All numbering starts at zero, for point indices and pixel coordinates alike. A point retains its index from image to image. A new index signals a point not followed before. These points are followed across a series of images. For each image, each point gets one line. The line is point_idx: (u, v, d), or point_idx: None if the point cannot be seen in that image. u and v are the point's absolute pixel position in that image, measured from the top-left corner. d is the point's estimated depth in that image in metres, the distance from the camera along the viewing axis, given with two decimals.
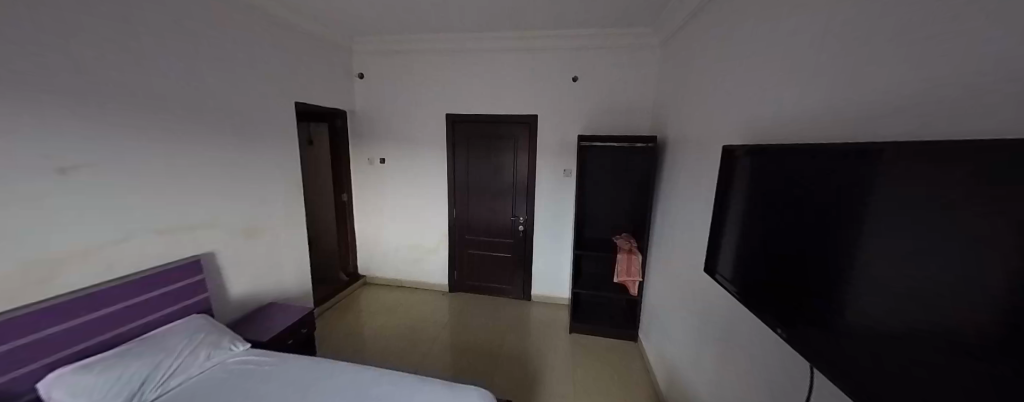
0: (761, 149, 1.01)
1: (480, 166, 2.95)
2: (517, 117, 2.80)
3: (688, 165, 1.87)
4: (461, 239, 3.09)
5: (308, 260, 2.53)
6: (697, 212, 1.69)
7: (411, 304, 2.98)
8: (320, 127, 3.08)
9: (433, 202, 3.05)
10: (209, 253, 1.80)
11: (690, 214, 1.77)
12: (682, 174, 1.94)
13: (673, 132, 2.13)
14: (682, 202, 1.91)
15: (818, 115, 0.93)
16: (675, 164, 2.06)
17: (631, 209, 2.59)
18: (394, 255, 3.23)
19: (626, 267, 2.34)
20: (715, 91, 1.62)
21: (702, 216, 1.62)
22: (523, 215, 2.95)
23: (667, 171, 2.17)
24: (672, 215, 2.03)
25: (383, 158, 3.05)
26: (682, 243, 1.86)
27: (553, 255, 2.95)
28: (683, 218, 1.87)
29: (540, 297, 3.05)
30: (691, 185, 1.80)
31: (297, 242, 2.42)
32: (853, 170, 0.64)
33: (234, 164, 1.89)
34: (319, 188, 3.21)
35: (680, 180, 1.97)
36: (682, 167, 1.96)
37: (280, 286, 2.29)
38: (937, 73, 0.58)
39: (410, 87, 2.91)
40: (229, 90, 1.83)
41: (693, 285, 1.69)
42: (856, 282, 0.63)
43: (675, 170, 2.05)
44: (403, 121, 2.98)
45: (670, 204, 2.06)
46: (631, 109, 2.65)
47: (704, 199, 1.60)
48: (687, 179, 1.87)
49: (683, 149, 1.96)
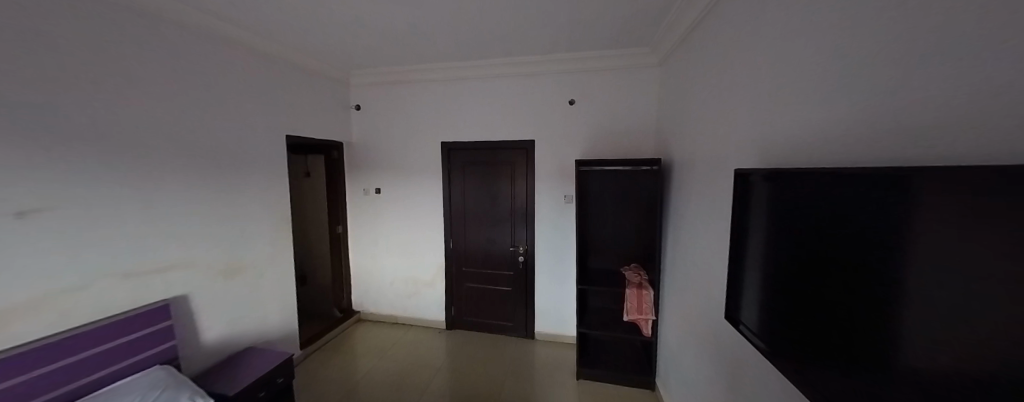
0: (776, 174, 0.85)
1: (477, 193, 2.84)
2: (515, 143, 2.72)
3: (699, 189, 1.68)
4: (458, 271, 2.90)
5: (293, 299, 2.39)
6: (712, 243, 1.47)
7: (405, 344, 2.73)
8: (317, 158, 3.09)
9: (428, 231, 2.92)
10: (181, 296, 1.70)
11: (705, 244, 1.55)
12: (693, 198, 1.74)
13: (680, 152, 1.95)
14: (695, 231, 1.68)
15: (840, 132, 0.76)
16: (684, 187, 1.87)
17: (639, 237, 2.36)
18: (388, 290, 3.03)
19: (637, 304, 2.06)
20: (721, 109, 1.48)
21: (721, 248, 1.38)
22: (522, 245, 2.76)
23: (676, 195, 1.98)
24: (685, 244, 1.80)
25: (379, 188, 2.99)
26: (698, 278, 1.61)
27: (557, 287, 2.70)
28: (697, 247, 1.64)
29: (545, 336, 2.77)
30: (703, 212, 1.60)
31: (281, 280, 2.30)
32: (887, 203, 0.50)
33: (212, 201, 1.85)
34: (313, 219, 3.12)
35: (691, 205, 1.76)
36: (692, 192, 1.76)
37: (260, 330, 2.13)
38: (1003, 75, 0.42)
39: (407, 117, 2.92)
40: (211, 127, 1.84)
41: (714, 329, 1.42)
42: (921, 357, 0.45)
43: (685, 193, 1.86)
44: (399, 151, 2.96)
45: (683, 233, 1.84)
46: (630, 130, 2.52)
47: (721, 228, 1.39)
48: (699, 204, 1.66)
49: (692, 171, 1.77)
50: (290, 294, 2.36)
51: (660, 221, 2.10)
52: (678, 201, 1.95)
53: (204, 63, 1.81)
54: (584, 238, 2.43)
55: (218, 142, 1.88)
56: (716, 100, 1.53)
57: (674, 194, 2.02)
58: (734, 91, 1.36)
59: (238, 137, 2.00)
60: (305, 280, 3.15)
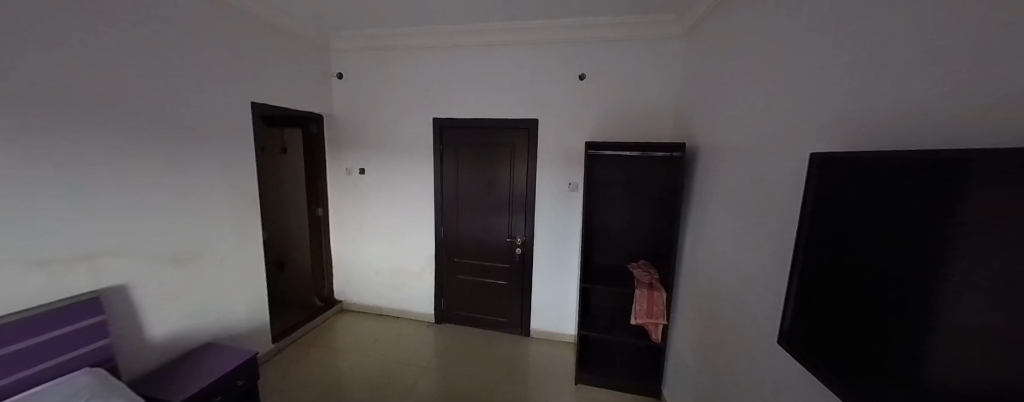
0: (855, 158, 0.59)
1: (472, 177, 2.56)
2: (515, 122, 2.42)
3: (726, 180, 1.43)
4: (449, 262, 2.66)
5: (262, 290, 2.13)
6: (742, 246, 1.24)
7: (390, 339, 2.52)
8: (294, 132, 2.76)
9: (418, 218, 2.66)
10: (117, 286, 1.44)
11: (733, 246, 1.31)
12: (717, 191, 1.50)
13: (704, 136, 1.69)
14: (719, 229, 1.45)
15: (953, 93, 0.51)
16: (708, 178, 1.62)
17: (649, 231, 2.13)
18: (374, 280, 2.79)
19: (647, 307, 1.84)
20: (756, 84, 1.22)
21: (755, 251, 1.15)
22: (519, 236, 2.52)
23: (699, 187, 1.72)
24: (706, 243, 1.57)
25: (363, 168, 2.70)
26: (721, 283, 1.38)
27: (557, 283, 2.50)
28: (721, 248, 1.41)
29: (541, 334, 2.58)
30: (731, 207, 1.35)
31: (249, 268, 2.05)
32: None
33: (157, 176, 1.57)
34: (289, 201, 2.81)
35: (715, 199, 1.52)
36: (717, 183, 1.51)
37: (223, 324, 1.89)
38: None
39: (396, 89, 2.59)
40: (153, 87, 1.53)
41: (742, 347, 1.20)
42: None
43: (708, 184, 1.61)
44: (387, 128, 2.64)
45: (704, 230, 1.61)
46: (644, 112, 2.23)
47: (757, 229, 1.14)
48: (725, 198, 1.42)
49: (718, 159, 1.51)
50: (259, 285, 2.11)
51: (677, 215, 1.86)
52: (700, 193, 1.69)
53: (139, 6, 1.46)
54: (589, 231, 2.19)
55: (163, 105, 1.57)
56: (752, 72, 1.26)
57: (695, 185, 1.77)
58: (774, 59, 1.10)
59: (189, 101, 1.68)
60: (282, 267, 2.89)
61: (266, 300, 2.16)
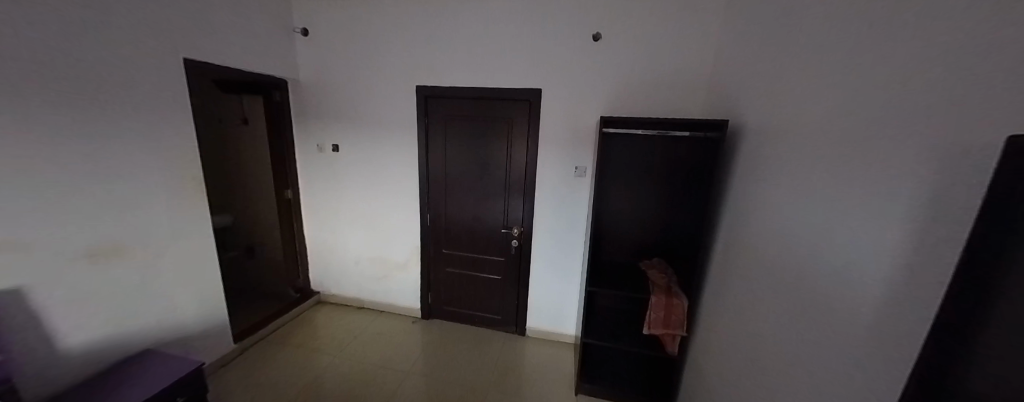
0: None
1: (462, 157, 2.20)
2: (515, 93, 2.02)
3: (769, 168, 1.11)
4: (436, 253, 2.36)
5: (216, 287, 1.84)
6: (790, 255, 0.94)
7: (371, 336, 2.29)
8: (254, 100, 2.33)
9: (402, 203, 2.32)
10: (13, 292, 1.14)
11: (776, 254, 1.02)
12: (760, 181, 1.18)
13: (742, 112, 1.34)
14: (757, 231, 1.15)
15: None
16: (748, 165, 1.29)
17: (667, 226, 1.82)
18: (353, 271, 2.51)
19: (664, 315, 1.57)
20: (814, 40, 0.89)
21: (806, 265, 0.86)
22: (516, 226, 2.22)
23: (736, 176, 1.39)
24: (741, 247, 1.27)
25: (336, 144, 2.32)
26: (753, 297, 1.11)
27: (556, 279, 2.23)
28: (759, 254, 1.12)
29: (537, 332, 2.35)
30: (775, 206, 1.05)
31: (193, 264, 1.72)
32: None
33: (57, 149, 1.21)
34: (253, 181, 2.45)
35: (756, 192, 1.20)
36: (759, 173, 1.19)
37: (162, 328, 1.61)
38: None
39: (373, 49, 2.16)
40: (39, 28, 1.14)
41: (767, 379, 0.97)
42: None
43: (749, 173, 1.28)
44: (363, 97, 2.24)
45: (739, 230, 1.30)
46: (668, 81, 1.84)
47: (800, 237, 0.87)
48: (768, 192, 1.11)
49: (762, 140, 1.18)
50: (210, 283, 1.81)
51: (705, 209, 1.54)
52: (738, 184, 1.37)
53: None
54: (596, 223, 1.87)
55: (55, 55, 1.19)
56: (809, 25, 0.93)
57: (732, 173, 1.43)
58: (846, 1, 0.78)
59: (94, 50, 1.29)
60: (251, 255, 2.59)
61: (222, 298, 1.88)
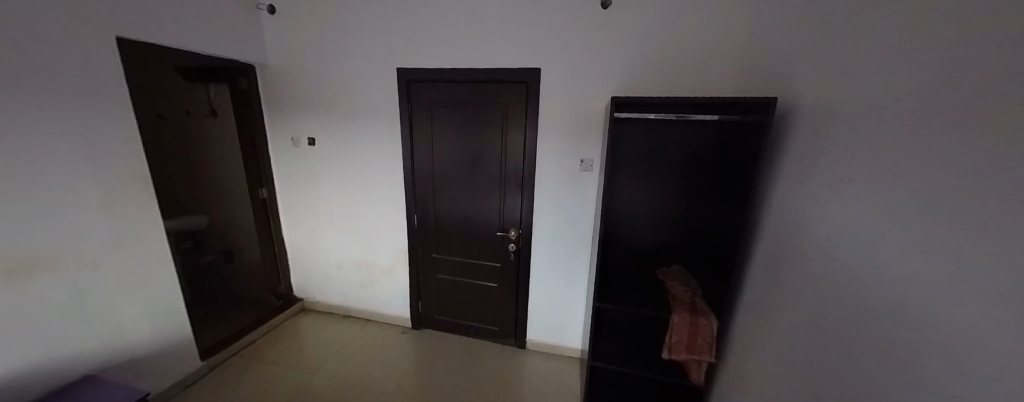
0: None
1: (452, 150, 1.93)
2: (510, 74, 1.73)
3: (834, 153, 0.83)
4: (425, 258, 2.12)
5: (170, 298, 1.65)
6: (855, 277, 0.68)
7: (355, 348, 2.08)
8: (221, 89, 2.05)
9: (386, 203, 2.08)
10: None
11: (835, 274, 0.76)
12: (814, 174, 0.90)
13: (792, 86, 1.04)
14: (815, 239, 0.87)
15: None
16: (801, 153, 1.00)
17: (688, 229, 1.54)
18: (337, 276, 2.30)
19: (688, 338, 1.31)
20: None
21: (872, 290, 0.61)
22: (512, 228, 1.96)
23: (780, 169, 1.10)
24: (786, 260, 0.99)
25: (312, 138, 2.08)
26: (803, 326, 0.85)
27: (558, 287, 1.98)
28: (814, 269, 0.85)
29: (538, 346, 2.11)
30: (839, 208, 0.78)
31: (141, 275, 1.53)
32: None
33: None
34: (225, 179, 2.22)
35: (806, 188, 0.93)
36: (812, 162, 0.91)
37: (104, 348, 1.42)
38: None
39: (347, 28, 1.89)
40: None
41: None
42: None
43: (795, 164, 1.00)
44: (339, 83, 1.98)
45: (784, 238, 1.02)
46: (694, 53, 1.50)
47: (875, 253, 0.62)
48: (828, 187, 0.83)
49: (824, 117, 0.89)
50: (163, 295, 1.62)
51: (738, 211, 1.25)
52: (783, 179, 1.08)
53: None
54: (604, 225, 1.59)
55: None
56: None
57: (775, 166, 1.14)
58: None
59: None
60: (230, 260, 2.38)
61: (178, 310, 1.69)
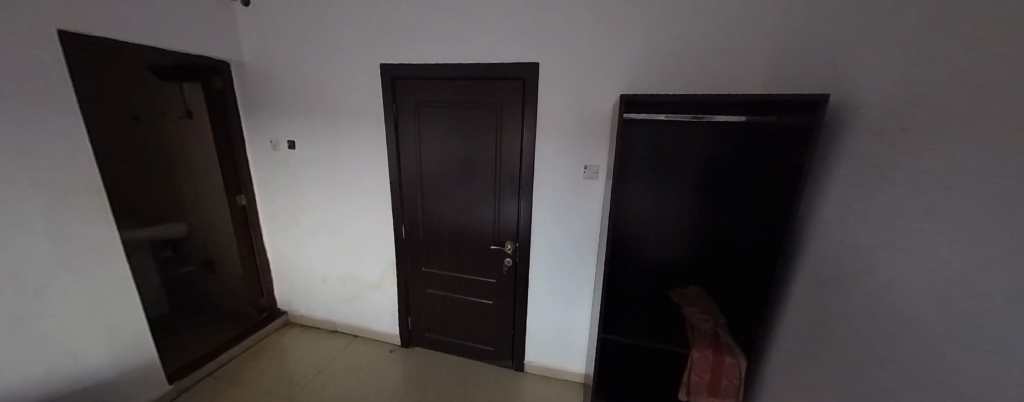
0: None
1: (441, 155, 1.75)
2: (504, 70, 1.54)
3: (886, 178, 0.65)
4: (414, 272, 1.94)
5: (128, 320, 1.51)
6: (926, 347, 0.50)
7: (338, 368, 1.93)
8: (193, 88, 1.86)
9: (372, 211, 1.91)
10: None
11: (896, 334, 0.57)
12: (863, 199, 0.71)
13: (837, 83, 0.85)
14: (864, 285, 0.68)
15: None
16: (845, 169, 0.80)
17: (707, 249, 1.32)
18: (322, 290, 2.14)
19: (711, 382, 1.12)
20: None
21: (971, 386, 0.42)
22: (508, 241, 1.77)
23: (822, 185, 0.90)
24: (829, 300, 0.80)
25: (292, 141, 1.91)
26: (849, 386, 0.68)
27: (558, 306, 1.80)
28: (866, 323, 0.66)
29: (536, 369, 1.93)
30: (899, 249, 0.59)
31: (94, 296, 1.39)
32: None
33: None
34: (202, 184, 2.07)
35: (856, 215, 0.74)
36: (863, 183, 0.72)
37: (48, 378, 1.28)
38: None
39: (325, 19, 1.71)
40: None
41: None
42: None
43: (844, 182, 0.80)
44: (319, 81, 1.81)
45: (827, 273, 0.83)
46: (715, 43, 1.29)
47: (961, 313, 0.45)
48: (884, 218, 0.64)
49: (873, 128, 0.70)
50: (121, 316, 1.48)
51: (770, 232, 1.05)
52: (824, 199, 0.88)
53: None
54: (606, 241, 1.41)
55: None
56: None
57: (817, 180, 0.94)
58: None
59: None
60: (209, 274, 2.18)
61: (139, 332, 1.55)
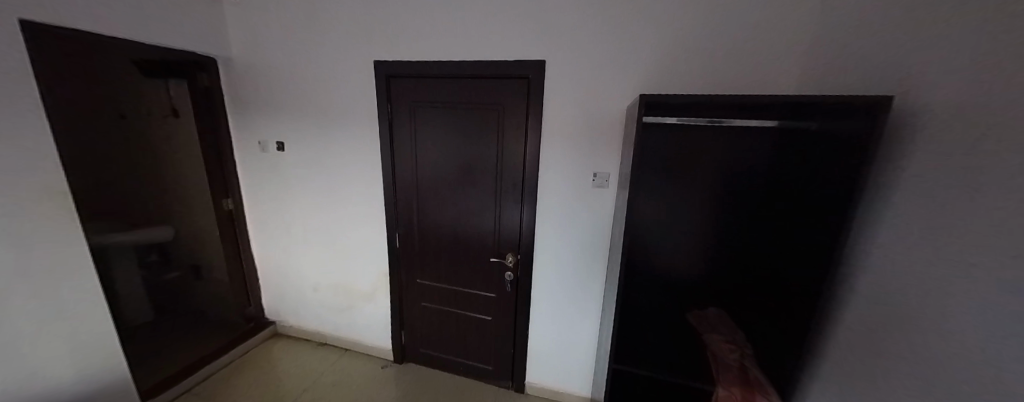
0: None
1: (438, 159, 1.63)
2: (506, 68, 1.42)
3: (955, 201, 0.52)
4: (408, 284, 1.81)
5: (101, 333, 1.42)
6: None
7: (327, 385, 1.79)
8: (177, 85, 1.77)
9: (365, 218, 1.79)
10: None
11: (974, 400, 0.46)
12: (927, 225, 0.59)
13: (894, 84, 0.72)
14: (927, 332, 0.55)
15: None
16: (898, 186, 0.67)
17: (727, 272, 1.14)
18: (312, 300, 2.01)
19: None
20: None
21: None
22: (509, 252, 1.64)
23: (874, 205, 0.76)
24: (888, 345, 0.66)
25: (281, 142, 1.80)
26: None
27: (561, 323, 1.66)
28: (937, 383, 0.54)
29: (538, 390, 1.79)
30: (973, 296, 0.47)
31: (59, 308, 1.28)
32: None
33: None
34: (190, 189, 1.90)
35: (918, 244, 0.61)
36: (928, 205, 0.59)
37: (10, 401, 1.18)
38: None
39: (316, 13, 1.61)
40: None
41: None
42: None
43: (900, 202, 0.67)
44: (310, 79, 1.70)
45: (881, 309, 0.69)
46: (740, 39, 1.16)
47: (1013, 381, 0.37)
48: (958, 253, 0.51)
49: (940, 138, 0.57)
50: (89, 329, 1.38)
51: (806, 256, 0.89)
52: (878, 220, 0.75)
53: None
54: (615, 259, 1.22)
55: None
56: None
57: (865, 197, 0.80)
58: None
59: None
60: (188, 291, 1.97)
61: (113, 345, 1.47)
